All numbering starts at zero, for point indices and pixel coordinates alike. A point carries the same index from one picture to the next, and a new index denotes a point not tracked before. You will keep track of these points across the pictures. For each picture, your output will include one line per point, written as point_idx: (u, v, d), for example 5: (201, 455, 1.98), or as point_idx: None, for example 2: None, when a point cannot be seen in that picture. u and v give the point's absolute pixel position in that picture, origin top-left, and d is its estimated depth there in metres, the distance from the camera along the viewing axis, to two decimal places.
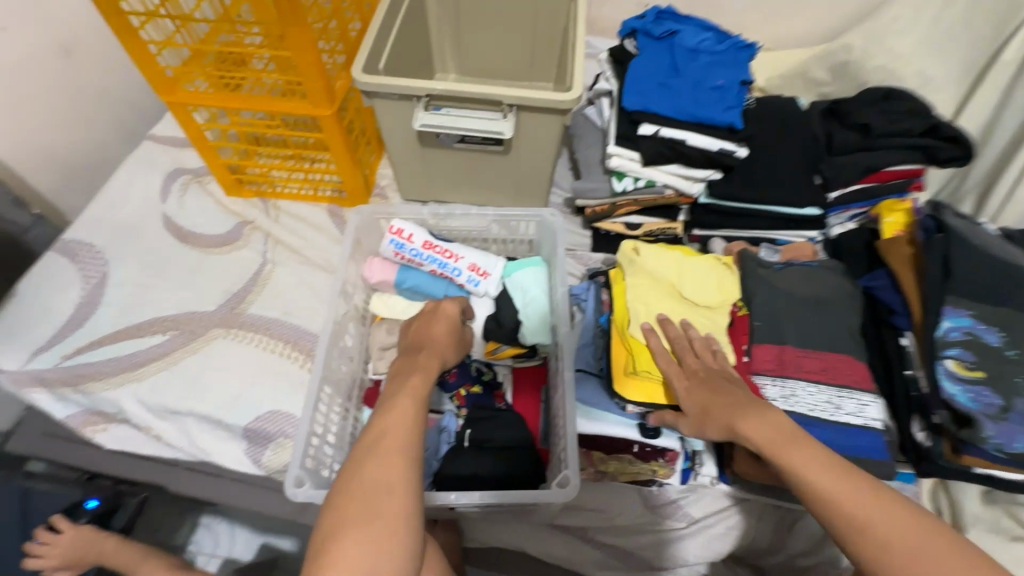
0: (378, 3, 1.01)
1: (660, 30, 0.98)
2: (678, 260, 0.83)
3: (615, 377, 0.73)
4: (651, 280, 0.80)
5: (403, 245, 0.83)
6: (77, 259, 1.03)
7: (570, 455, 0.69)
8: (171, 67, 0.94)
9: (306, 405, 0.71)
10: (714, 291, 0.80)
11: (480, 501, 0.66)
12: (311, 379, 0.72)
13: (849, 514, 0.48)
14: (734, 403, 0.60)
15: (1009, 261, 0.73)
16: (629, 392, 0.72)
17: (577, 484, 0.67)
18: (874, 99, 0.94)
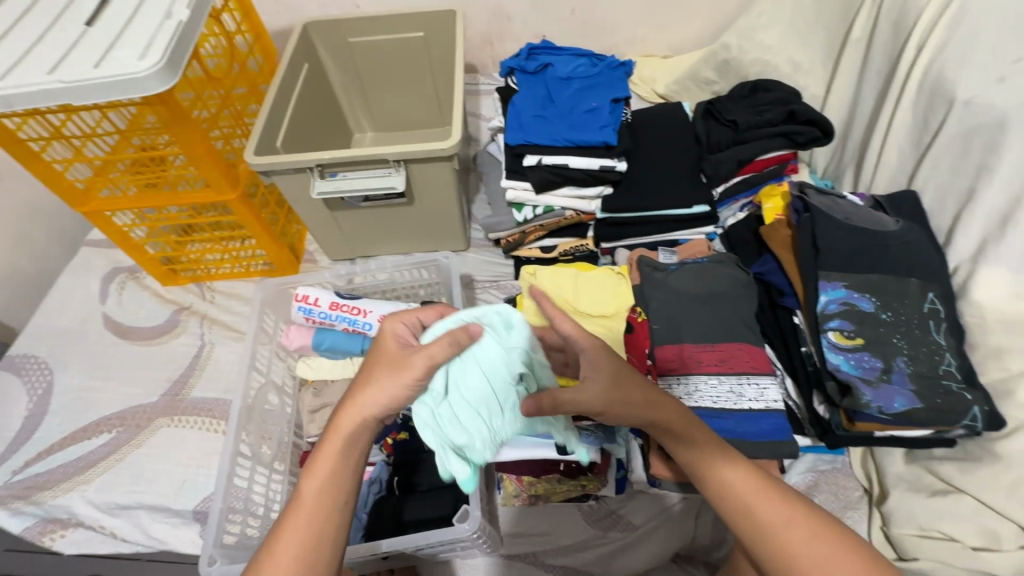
0: (271, 85, 1.08)
1: (533, 65, 1.04)
2: (571, 274, 0.85)
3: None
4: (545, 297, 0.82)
5: (312, 309, 0.87)
6: (22, 373, 1.06)
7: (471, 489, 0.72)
8: (82, 179, 1.00)
9: (223, 477, 0.73)
10: (607, 298, 0.82)
11: (382, 549, 0.69)
12: (225, 450, 0.75)
13: (748, 509, 0.53)
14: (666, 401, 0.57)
15: (874, 228, 0.77)
16: None
17: (476, 515, 0.69)
18: (741, 95, 0.99)
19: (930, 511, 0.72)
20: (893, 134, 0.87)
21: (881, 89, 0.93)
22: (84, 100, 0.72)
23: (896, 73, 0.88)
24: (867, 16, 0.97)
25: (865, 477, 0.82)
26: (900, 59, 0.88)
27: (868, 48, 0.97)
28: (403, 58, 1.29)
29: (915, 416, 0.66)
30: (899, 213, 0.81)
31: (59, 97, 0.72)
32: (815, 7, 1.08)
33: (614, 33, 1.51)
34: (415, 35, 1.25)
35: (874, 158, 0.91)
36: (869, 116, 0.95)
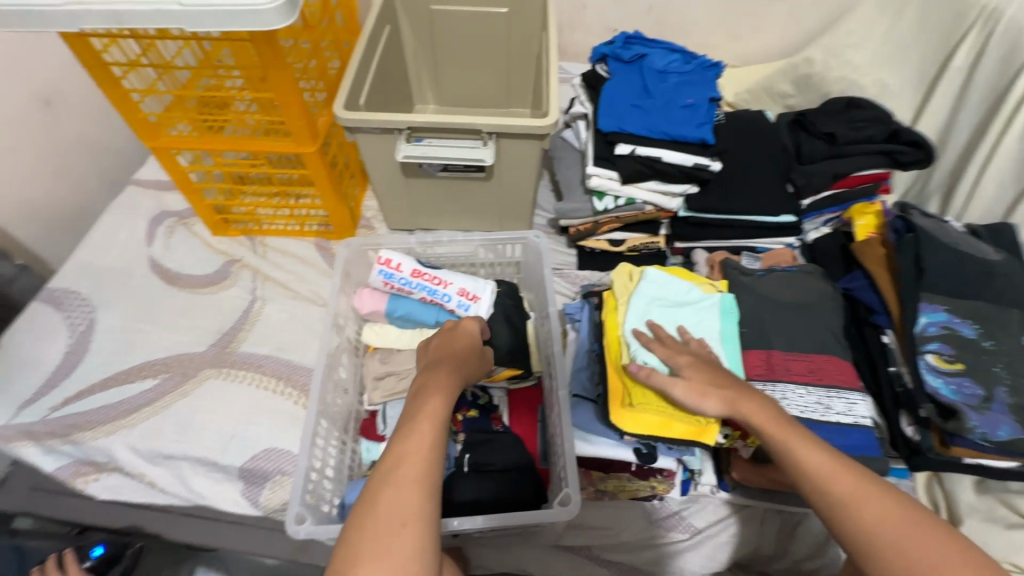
0: (357, 41, 1.05)
1: (628, 54, 1.02)
2: (681, 287, 0.81)
3: (611, 409, 0.72)
4: (650, 304, 0.78)
5: (393, 274, 0.84)
6: (63, 307, 1.02)
7: (569, 472, 0.70)
8: (154, 113, 0.96)
9: (306, 437, 0.72)
10: (713, 320, 0.78)
11: (482, 524, 0.67)
12: (308, 413, 0.73)
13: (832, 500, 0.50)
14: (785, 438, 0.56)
15: (978, 256, 0.76)
16: (631, 426, 0.70)
17: (579, 500, 0.68)
18: (836, 110, 0.99)
19: (1006, 542, 0.72)
20: (994, 165, 0.86)
21: (979, 121, 0.93)
22: (200, 28, 0.68)
23: (1003, 105, 0.87)
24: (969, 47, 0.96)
25: (931, 504, 0.82)
26: (1006, 91, 0.88)
27: (967, 78, 0.96)
28: (482, 33, 1.26)
29: (1016, 447, 0.66)
30: (997, 244, 0.80)
31: (175, 20, 0.68)
32: (911, 32, 1.07)
33: (685, 36, 1.50)
34: (497, 11, 1.22)
35: (966, 188, 0.91)
36: (962, 146, 0.95)
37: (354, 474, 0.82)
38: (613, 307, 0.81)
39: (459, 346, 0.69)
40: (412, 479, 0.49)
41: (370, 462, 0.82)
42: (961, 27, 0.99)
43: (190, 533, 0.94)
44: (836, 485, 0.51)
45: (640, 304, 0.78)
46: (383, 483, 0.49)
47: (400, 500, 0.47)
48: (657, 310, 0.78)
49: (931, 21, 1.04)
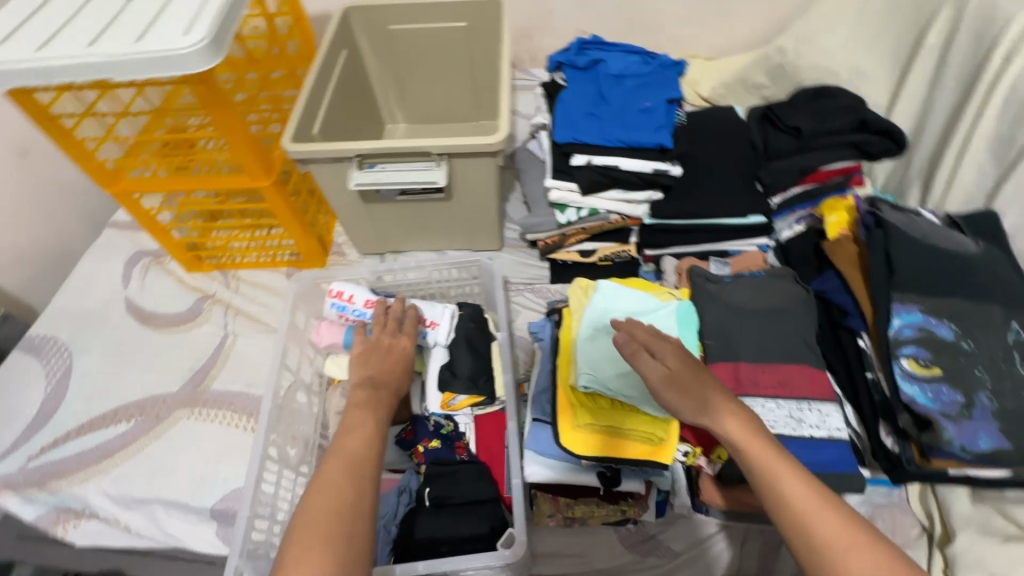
0: (310, 70, 1.04)
1: (583, 61, 1.00)
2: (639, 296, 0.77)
3: (561, 431, 0.70)
4: (604, 315, 0.75)
5: (346, 306, 0.83)
6: (42, 355, 1.04)
7: (517, 512, 0.67)
8: (112, 159, 0.97)
9: (251, 473, 0.70)
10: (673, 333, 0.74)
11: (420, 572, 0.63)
12: (254, 444, 0.71)
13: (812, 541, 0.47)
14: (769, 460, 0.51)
15: (954, 250, 0.71)
16: (582, 450, 0.68)
17: (523, 541, 0.65)
18: (804, 101, 0.94)
19: (1004, 557, 0.67)
20: (972, 149, 0.81)
21: (957, 102, 0.87)
22: (125, 75, 0.69)
23: (978, 85, 0.82)
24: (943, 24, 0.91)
25: (925, 514, 0.77)
26: (981, 68, 0.83)
27: (942, 57, 0.91)
28: (443, 48, 1.25)
29: (1000, 457, 0.61)
30: (978, 234, 0.75)
31: (100, 70, 0.69)
32: (884, 12, 1.02)
33: (658, 33, 1.46)
34: (456, 25, 1.20)
35: (946, 174, 0.86)
36: (941, 130, 0.90)
37: None
38: (567, 324, 0.78)
39: (384, 359, 0.71)
40: (352, 492, 0.51)
41: None
42: (934, 2, 0.93)
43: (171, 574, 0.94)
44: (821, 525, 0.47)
45: (596, 317, 0.75)
46: (323, 495, 0.49)
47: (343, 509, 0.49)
48: (614, 323, 0.74)
49: None
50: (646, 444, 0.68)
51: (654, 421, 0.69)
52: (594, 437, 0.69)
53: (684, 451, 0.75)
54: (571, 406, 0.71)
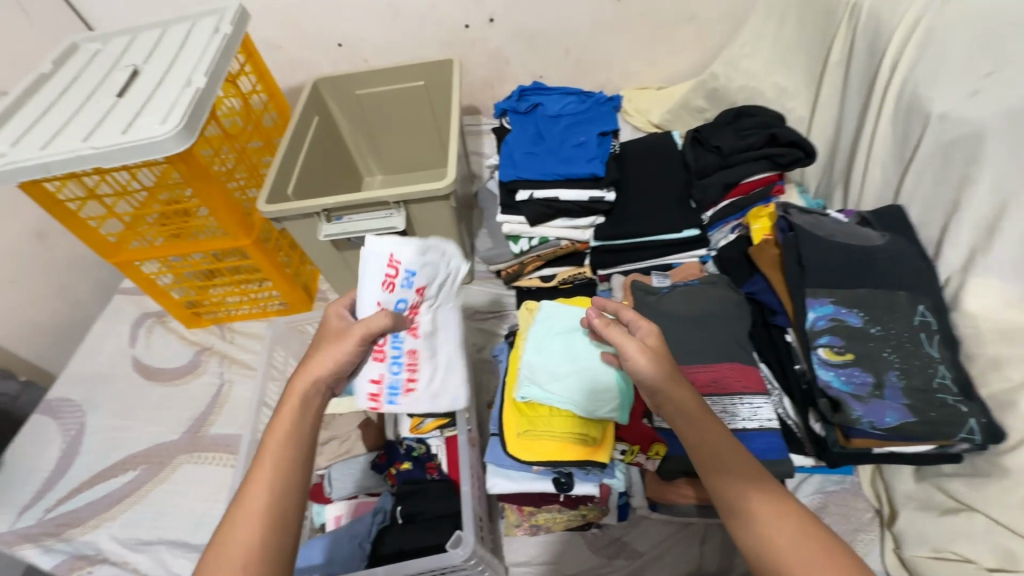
0: (284, 139, 1.17)
1: (524, 106, 1.10)
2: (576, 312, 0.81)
3: (509, 439, 0.78)
4: (545, 334, 0.81)
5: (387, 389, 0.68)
6: (58, 415, 1.14)
7: (465, 515, 0.70)
8: (114, 233, 1.09)
9: (231, 506, 0.77)
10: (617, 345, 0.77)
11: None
12: (234, 480, 0.79)
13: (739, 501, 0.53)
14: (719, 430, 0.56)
15: (860, 244, 0.78)
16: (528, 457, 0.76)
17: (471, 541, 0.67)
18: (726, 122, 1.03)
19: (942, 530, 0.70)
20: (876, 151, 0.88)
21: (862, 109, 0.95)
22: (113, 163, 0.80)
23: (874, 94, 0.90)
24: (842, 41, 1.00)
25: (875, 497, 0.81)
26: (876, 78, 0.91)
27: (847, 70, 0.99)
28: (407, 105, 1.38)
29: (909, 431, 0.66)
30: (886, 228, 0.81)
31: (90, 161, 0.80)
32: (795, 34, 1.12)
33: (608, 70, 1.58)
34: (416, 84, 1.33)
35: (860, 176, 0.93)
36: (853, 135, 0.97)
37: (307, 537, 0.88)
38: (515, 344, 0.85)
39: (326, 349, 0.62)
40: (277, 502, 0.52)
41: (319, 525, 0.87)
42: (833, 22, 1.02)
43: None
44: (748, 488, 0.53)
45: (540, 338, 0.80)
46: (250, 496, 0.52)
47: (282, 479, 0.53)
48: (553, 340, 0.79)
49: (809, 21, 1.09)
50: (586, 445, 0.75)
51: (590, 423, 0.75)
52: (537, 442, 0.76)
53: (620, 449, 0.78)
54: (516, 416, 0.79)
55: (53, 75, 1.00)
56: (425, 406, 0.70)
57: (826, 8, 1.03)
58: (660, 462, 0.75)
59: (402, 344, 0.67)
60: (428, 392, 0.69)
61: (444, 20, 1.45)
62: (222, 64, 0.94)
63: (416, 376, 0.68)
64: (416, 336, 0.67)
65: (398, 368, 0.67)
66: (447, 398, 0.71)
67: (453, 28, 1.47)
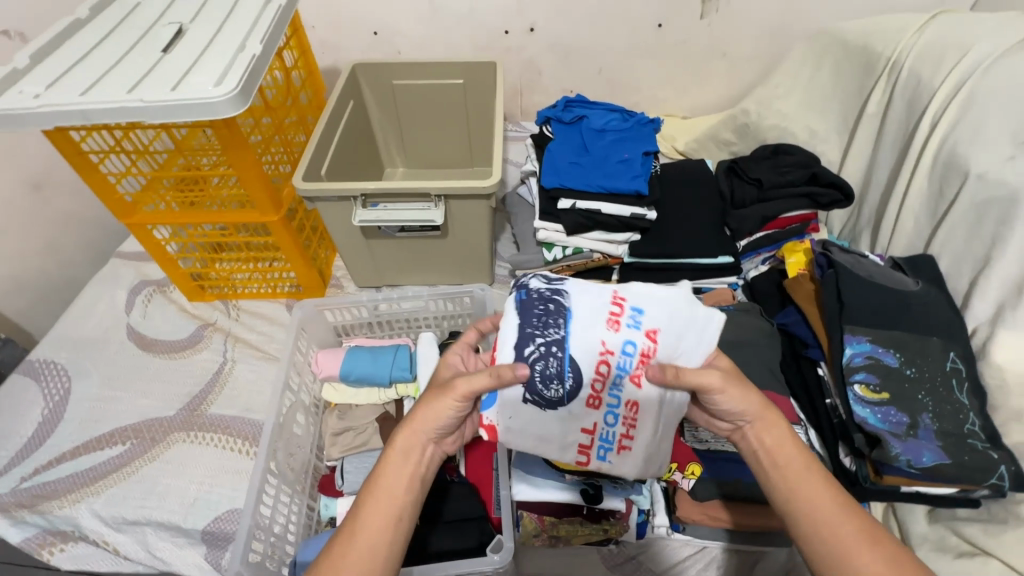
0: (320, 118, 1.15)
1: (569, 116, 1.11)
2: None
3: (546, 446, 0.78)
4: None
5: (607, 441, 0.62)
6: (40, 378, 1.06)
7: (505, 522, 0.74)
8: (130, 193, 1.03)
9: (251, 492, 0.73)
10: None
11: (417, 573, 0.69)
12: (254, 468, 0.74)
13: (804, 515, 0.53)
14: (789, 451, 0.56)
15: (897, 288, 0.80)
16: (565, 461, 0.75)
17: (510, 547, 0.73)
18: (764, 156, 1.06)
19: None
20: (909, 201, 0.92)
21: (895, 161, 0.99)
22: (156, 119, 0.76)
23: (911, 147, 0.94)
24: (881, 94, 1.04)
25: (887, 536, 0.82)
26: (913, 132, 0.95)
27: (882, 123, 1.03)
28: (442, 101, 1.37)
29: (943, 472, 0.68)
30: (918, 275, 0.84)
31: (133, 114, 0.76)
32: (830, 82, 1.16)
33: (636, 93, 1.61)
34: (454, 82, 1.33)
35: (890, 223, 0.96)
36: (884, 184, 1.01)
37: (311, 531, 0.84)
38: None
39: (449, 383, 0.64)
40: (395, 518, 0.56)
41: (327, 518, 0.84)
42: (871, 75, 1.07)
43: None
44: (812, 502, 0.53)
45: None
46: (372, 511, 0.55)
47: (393, 520, 0.55)
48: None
49: (846, 70, 1.13)
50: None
51: None
52: None
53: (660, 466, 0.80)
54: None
55: (90, 22, 0.96)
56: (634, 468, 0.63)
57: (866, 60, 1.08)
58: (696, 481, 0.79)
59: (622, 394, 0.60)
60: (645, 449, 0.62)
61: (484, 22, 1.46)
62: (276, 33, 0.91)
63: (633, 428, 0.61)
64: (638, 383, 0.60)
65: (614, 420, 0.61)
66: (659, 460, 0.64)
67: (492, 31, 1.48)
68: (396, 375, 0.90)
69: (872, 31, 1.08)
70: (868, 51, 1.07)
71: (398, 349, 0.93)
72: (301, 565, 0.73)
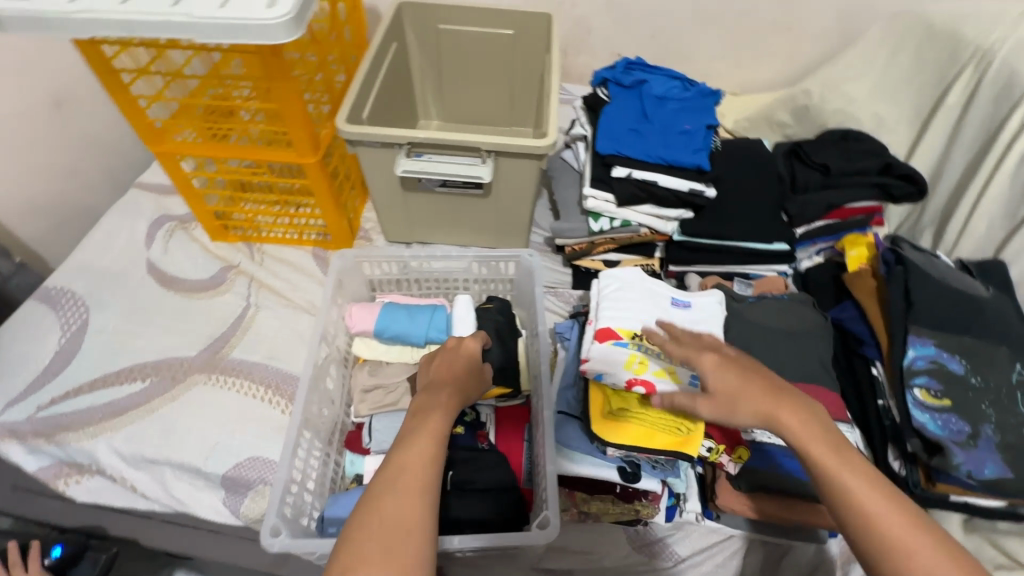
0: (363, 57, 1.07)
1: (629, 79, 1.04)
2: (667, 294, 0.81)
3: (591, 418, 0.74)
4: (635, 304, 0.78)
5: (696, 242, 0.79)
6: (57, 306, 1.02)
7: (551, 496, 0.70)
8: (160, 119, 0.97)
9: (287, 445, 0.73)
10: (707, 337, 0.77)
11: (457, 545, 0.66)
12: (291, 424, 0.74)
13: (840, 485, 0.50)
14: (804, 421, 0.54)
15: (968, 292, 0.76)
16: (611, 436, 0.72)
17: (556, 525, 0.67)
18: (832, 141, 1.00)
19: None
20: (984, 203, 0.87)
21: (972, 158, 0.94)
22: (200, 37, 0.70)
23: (994, 144, 0.88)
24: (964, 85, 0.97)
25: None
26: (999, 129, 0.89)
27: (961, 116, 0.97)
28: (486, 52, 1.29)
29: (1003, 486, 0.65)
30: (988, 281, 0.81)
31: (179, 30, 0.69)
32: (908, 68, 1.08)
33: (687, 63, 1.52)
34: (502, 32, 1.25)
35: (958, 224, 0.92)
36: (955, 182, 0.96)
37: (336, 487, 0.82)
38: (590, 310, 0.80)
39: (452, 370, 0.67)
40: (411, 533, 0.49)
41: (353, 476, 0.82)
42: (956, 64, 1.00)
43: (170, 540, 0.93)
44: (853, 480, 0.50)
45: (628, 308, 0.78)
46: (374, 536, 0.48)
47: (405, 535, 0.48)
48: (643, 315, 0.78)
49: (926, 57, 1.06)
50: (675, 432, 0.71)
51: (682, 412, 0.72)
52: (624, 425, 0.72)
53: (708, 447, 0.74)
54: (602, 397, 0.75)
55: None
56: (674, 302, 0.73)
57: (953, 47, 1.00)
58: (742, 468, 0.74)
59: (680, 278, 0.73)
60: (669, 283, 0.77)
61: None
62: None
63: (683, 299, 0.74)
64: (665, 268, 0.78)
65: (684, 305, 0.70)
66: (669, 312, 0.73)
67: None
68: (431, 336, 0.87)
69: (963, 15, 1.00)
70: (956, 36, 1.00)
71: (435, 309, 0.89)
72: (329, 521, 0.72)
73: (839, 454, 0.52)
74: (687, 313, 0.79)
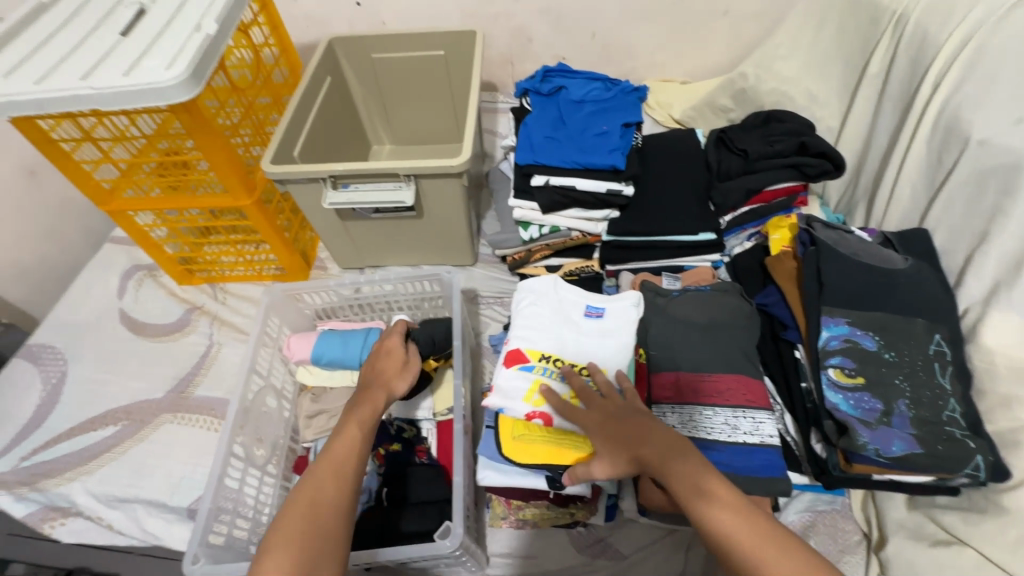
0: (295, 96, 1.12)
1: (547, 87, 1.06)
2: (580, 306, 0.82)
3: (503, 441, 0.76)
4: (547, 317, 0.81)
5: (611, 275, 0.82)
6: (39, 362, 1.10)
7: (455, 507, 0.72)
8: (108, 179, 1.03)
9: (218, 456, 0.77)
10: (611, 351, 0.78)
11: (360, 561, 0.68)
12: (221, 436, 0.79)
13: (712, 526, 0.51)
14: (679, 467, 0.55)
15: (882, 267, 0.76)
16: (524, 459, 0.74)
17: (459, 532, 0.70)
18: (755, 124, 0.99)
19: (933, 562, 0.68)
20: (906, 172, 0.86)
21: (896, 126, 0.92)
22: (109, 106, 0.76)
23: (911, 111, 0.87)
24: (883, 52, 0.95)
25: (864, 520, 0.79)
26: (915, 94, 0.87)
27: (883, 84, 0.96)
28: (424, 75, 1.32)
29: (914, 461, 0.65)
30: (910, 251, 0.79)
31: (87, 102, 0.76)
32: (834, 40, 1.06)
33: (632, 59, 1.52)
34: (434, 53, 1.28)
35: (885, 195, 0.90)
36: (883, 153, 0.94)
37: None
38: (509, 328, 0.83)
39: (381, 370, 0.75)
40: (323, 514, 0.57)
41: None
42: (875, 32, 0.98)
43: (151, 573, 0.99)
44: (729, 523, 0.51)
45: (539, 326, 0.80)
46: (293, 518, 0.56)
47: (315, 519, 0.56)
48: (551, 331, 0.80)
49: (848, 27, 1.04)
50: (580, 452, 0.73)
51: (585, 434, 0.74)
52: (534, 445, 0.74)
53: None
54: (510, 419, 0.77)
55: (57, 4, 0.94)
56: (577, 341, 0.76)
57: (871, 14, 0.98)
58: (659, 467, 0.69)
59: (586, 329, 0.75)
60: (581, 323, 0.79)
61: None
62: (235, 9, 0.88)
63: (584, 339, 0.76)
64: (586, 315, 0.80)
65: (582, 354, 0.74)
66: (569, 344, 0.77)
67: None
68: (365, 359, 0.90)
69: None
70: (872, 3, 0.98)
71: (369, 332, 0.93)
72: None
73: (719, 494, 0.53)
74: (596, 324, 0.81)
